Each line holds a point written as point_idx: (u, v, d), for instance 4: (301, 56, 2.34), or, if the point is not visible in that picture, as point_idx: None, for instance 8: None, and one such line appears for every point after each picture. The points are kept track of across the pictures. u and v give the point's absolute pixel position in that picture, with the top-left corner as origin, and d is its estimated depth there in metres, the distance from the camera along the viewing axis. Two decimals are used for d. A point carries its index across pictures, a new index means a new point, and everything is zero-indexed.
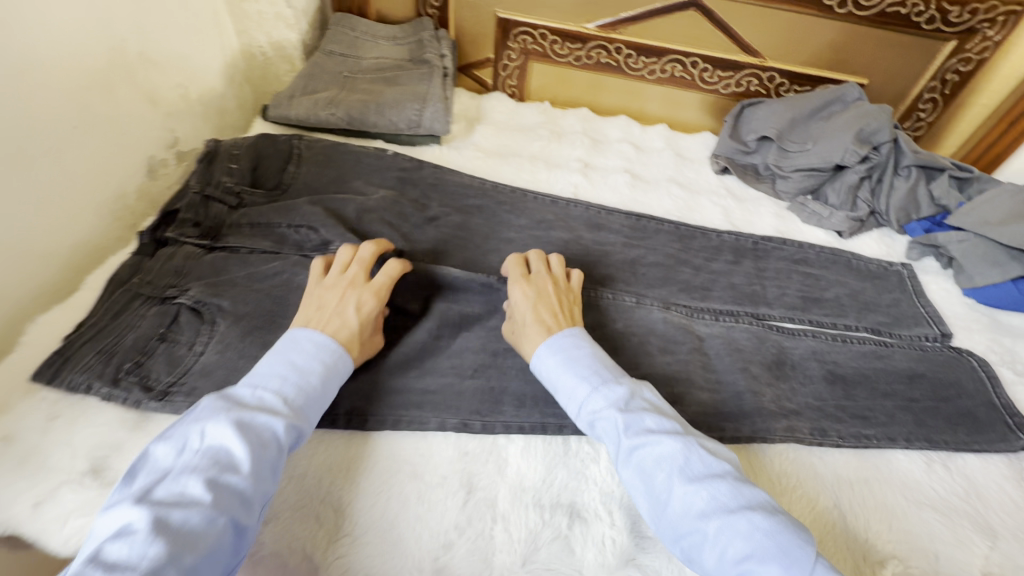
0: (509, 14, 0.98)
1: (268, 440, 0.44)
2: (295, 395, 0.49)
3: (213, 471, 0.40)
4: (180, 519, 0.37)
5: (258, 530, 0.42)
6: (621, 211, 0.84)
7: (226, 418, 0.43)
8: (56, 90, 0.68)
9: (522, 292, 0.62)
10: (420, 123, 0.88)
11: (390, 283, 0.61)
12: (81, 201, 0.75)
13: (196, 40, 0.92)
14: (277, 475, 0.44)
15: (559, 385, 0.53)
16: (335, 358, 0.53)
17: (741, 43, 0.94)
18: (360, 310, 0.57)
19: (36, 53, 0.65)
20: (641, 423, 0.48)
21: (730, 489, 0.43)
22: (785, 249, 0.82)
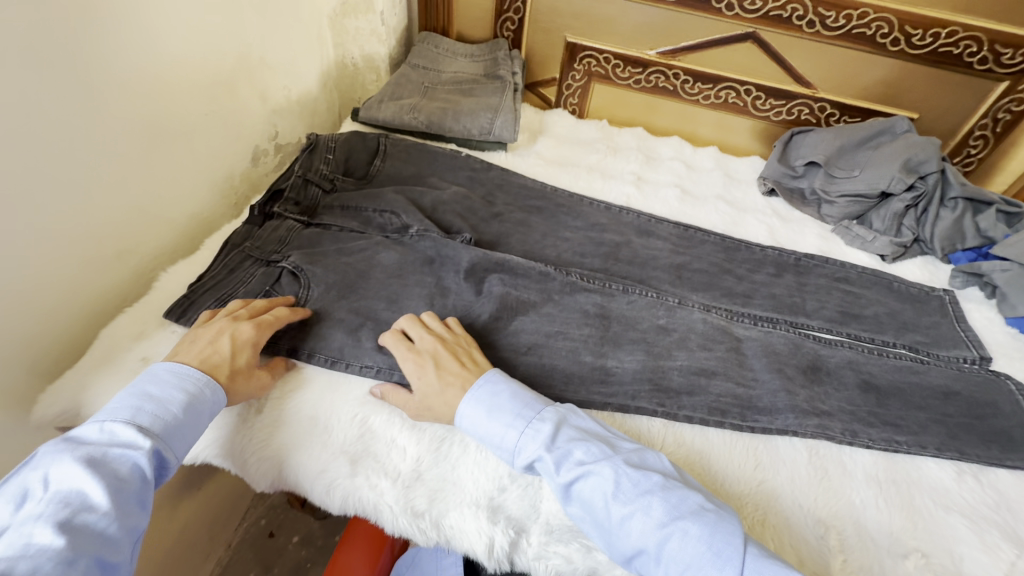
0: (577, 39, 1.07)
1: (126, 474, 0.45)
2: (152, 423, 0.50)
3: (65, 515, 0.41)
4: (30, 567, 0.37)
5: (130, 563, 0.43)
6: (670, 221, 0.91)
7: (72, 460, 0.44)
8: (190, 84, 0.81)
9: (420, 365, 0.59)
10: (491, 130, 0.97)
11: (275, 318, 0.63)
12: (201, 181, 0.88)
13: (304, 50, 1.05)
14: (144, 504, 0.46)
15: (488, 436, 0.55)
16: (200, 384, 0.54)
17: (794, 74, 1.00)
18: (235, 340, 0.59)
19: (181, 54, 0.78)
20: (571, 458, 0.52)
21: (661, 504, 0.48)
22: (827, 267, 0.87)
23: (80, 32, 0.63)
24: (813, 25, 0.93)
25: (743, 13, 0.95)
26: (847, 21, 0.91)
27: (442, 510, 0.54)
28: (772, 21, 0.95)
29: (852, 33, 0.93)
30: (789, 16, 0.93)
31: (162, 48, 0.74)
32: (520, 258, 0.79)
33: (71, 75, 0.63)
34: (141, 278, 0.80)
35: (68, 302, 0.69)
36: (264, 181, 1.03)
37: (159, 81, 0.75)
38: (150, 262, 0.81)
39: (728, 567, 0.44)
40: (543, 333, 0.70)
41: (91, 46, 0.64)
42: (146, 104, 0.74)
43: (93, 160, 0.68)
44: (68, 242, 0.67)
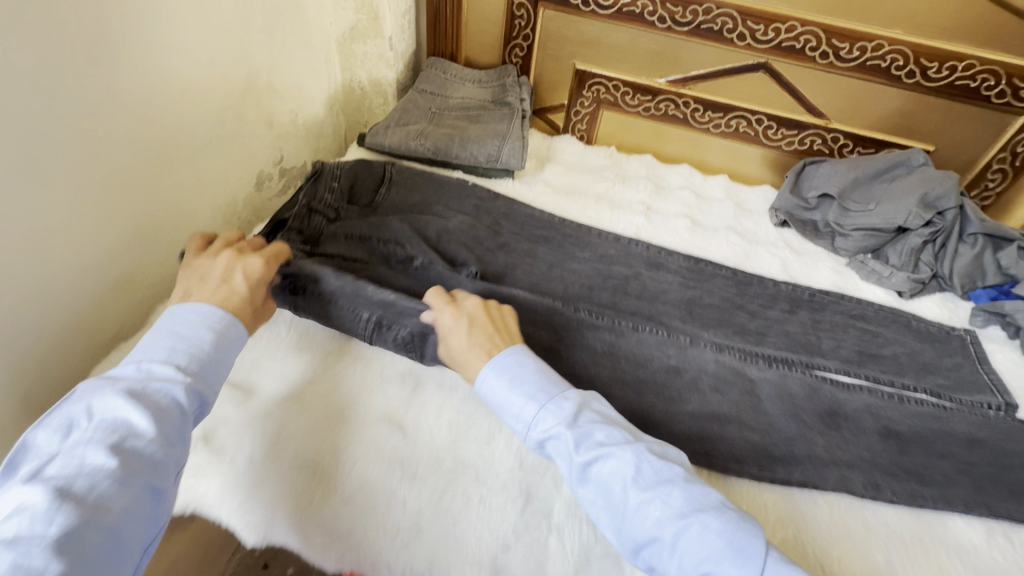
0: (586, 66, 1.06)
1: (166, 406, 0.48)
2: (188, 361, 0.52)
3: (113, 440, 0.44)
4: (85, 487, 0.41)
5: (175, 490, 0.47)
6: (680, 253, 0.88)
7: (114, 393, 0.47)
8: (196, 107, 0.80)
9: (454, 317, 0.62)
10: (498, 158, 0.96)
11: (276, 255, 0.67)
12: (205, 206, 0.86)
13: (311, 74, 1.04)
14: (184, 434, 0.48)
15: (507, 407, 0.56)
16: (224, 322, 0.56)
17: (808, 104, 0.98)
18: (247, 275, 0.62)
19: (188, 77, 0.77)
20: (592, 438, 0.52)
21: (682, 495, 0.48)
22: (843, 304, 0.84)
23: (86, 61, 0.62)
24: (826, 56, 0.92)
25: (755, 44, 0.94)
26: (861, 53, 0.90)
27: (443, 570, 0.52)
28: (785, 52, 0.93)
29: (867, 65, 0.91)
30: (802, 47, 0.92)
31: (171, 75, 0.74)
32: (527, 292, 0.77)
33: (78, 105, 0.62)
34: (141, 307, 0.79)
35: (64, 336, 0.68)
36: (268, 206, 1.02)
37: (168, 107, 0.75)
38: (149, 290, 0.80)
39: (748, 565, 0.44)
40: None
41: (102, 71, 0.64)
42: (153, 131, 0.73)
43: (93, 189, 0.67)
44: (66, 271, 0.66)
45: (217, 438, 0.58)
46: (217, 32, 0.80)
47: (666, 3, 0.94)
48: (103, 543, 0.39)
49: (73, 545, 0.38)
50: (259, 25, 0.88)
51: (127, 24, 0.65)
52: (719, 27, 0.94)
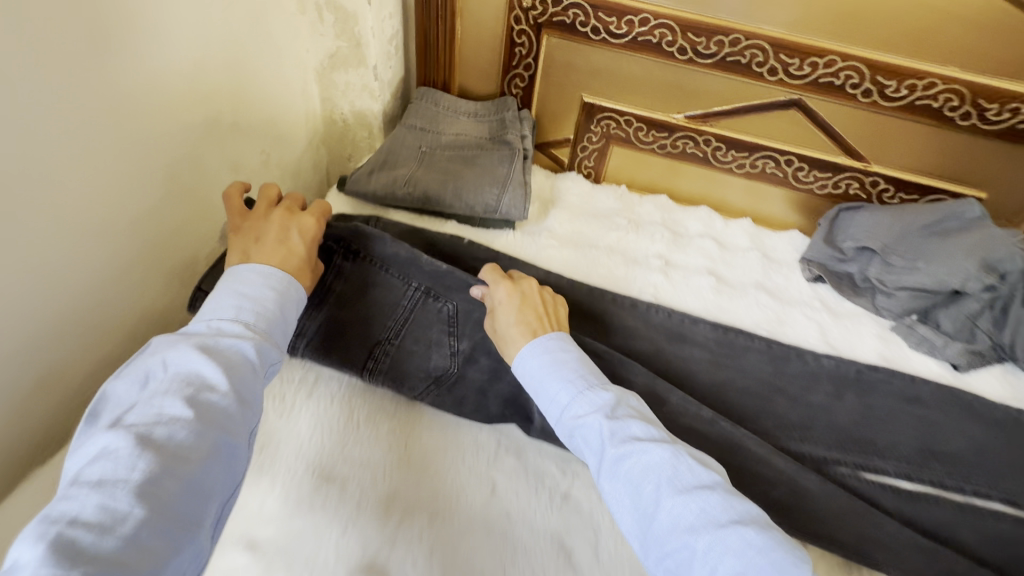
0: (595, 99, 0.95)
1: (236, 362, 0.50)
2: (254, 321, 0.55)
3: (190, 392, 0.46)
4: (164, 436, 0.43)
5: (248, 444, 0.49)
6: (706, 321, 0.78)
7: (188, 348, 0.49)
8: (158, 155, 0.70)
9: (508, 293, 0.66)
10: (497, 208, 0.84)
11: (321, 212, 0.71)
12: (152, 272, 0.75)
13: (285, 107, 0.92)
14: (254, 390, 0.51)
15: (544, 389, 0.58)
16: (284, 281, 0.60)
17: (845, 145, 0.87)
18: (302, 233, 0.67)
19: (154, 120, 0.68)
20: (628, 431, 0.51)
21: (719, 503, 0.45)
22: (894, 382, 0.74)
23: (48, 106, 0.55)
24: (869, 94, 0.81)
25: (788, 79, 0.83)
26: (910, 92, 0.79)
27: None
28: (822, 88, 0.82)
29: (915, 105, 0.80)
30: (842, 84, 0.81)
31: (106, 132, 0.62)
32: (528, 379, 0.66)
33: (57, 142, 0.57)
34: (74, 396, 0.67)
35: None
36: None
37: (104, 167, 0.63)
38: (81, 376, 0.68)
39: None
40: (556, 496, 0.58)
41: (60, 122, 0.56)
42: (80, 200, 0.61)
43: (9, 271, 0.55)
44: None
45: None
46: (168, 75, 0.68)
47: (688, 32, 0.82)
48: (182, 492, 0.41)
49: (154, 492, 0.40)
50: (223, 61, 0.76)
51: (74, 67, 0.56)
52: (747, 61, 0.83)
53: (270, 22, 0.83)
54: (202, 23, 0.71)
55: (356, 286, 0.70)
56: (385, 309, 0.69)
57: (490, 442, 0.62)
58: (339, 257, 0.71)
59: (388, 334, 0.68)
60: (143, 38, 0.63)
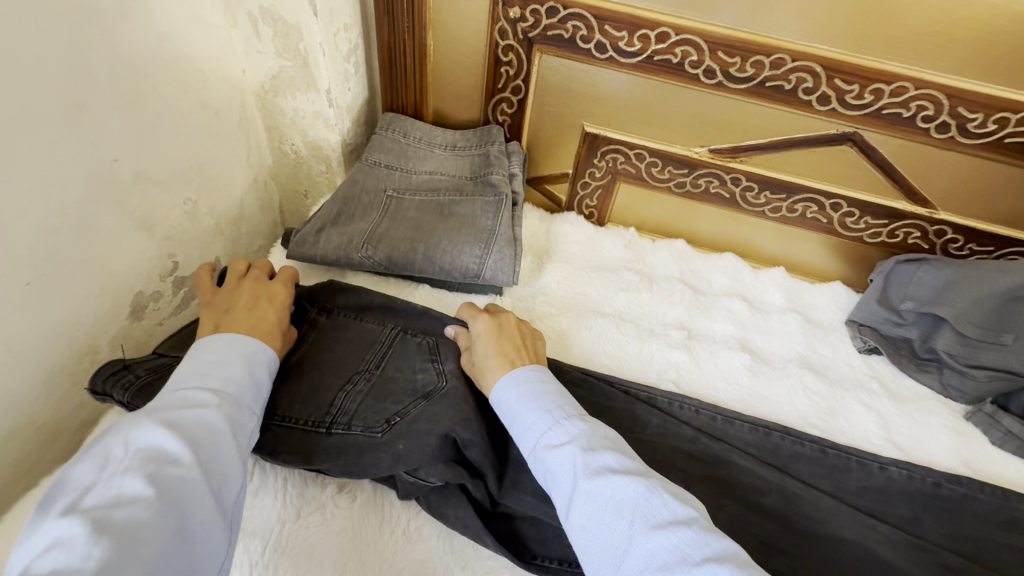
0: (599, 129, 0.78)
1: (205, 432, 0.41)
2: (224, 385, 0.46)
3: (152, 467, 0.37)
4: (124, 519, 0.34)
5: (223, 525, 0.39)
6: (742, 417, 0.62)
7: (149, 419, 0.40)
8: (39, 218, 0.53)
9: (484, 325, 0.59)
10: (480, 273, 0.68)
11: (293, 278, 0.63)
12: (24, 377, 0.55)
13: (216, 142, 0.75)
14: (230, 461, 0.42)
15: (515, 418, 0.50)
16: (253, 348, 0.50)
17: (907, 188, 0.71)
18: (275, 302, 0.57)
19: (57, 159, 0.53)
20: (601, 462, 0.44)
21: (694, 538, 0.38)
22: (981, 499, 0.58)
23: None
24: (945, 129, 0.65)
25: (843, 109, 0.66)
26: (997, 127, 0.63)
27: None
28: (884, 121, 0.66)
29: (1002, 143, 0.64)
30: (911, 116, 0.65)
31: None
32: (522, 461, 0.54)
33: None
34: None
35: None
36: (156, 334, 0.72)
37: None
38: None
39: None
40: None
41: None
42: None
43: None
44: None
45: None
46: (31, 121, 0.50)
47: (718, 51, 0.66)
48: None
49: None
50: (118, 93, 0.58)
51: None
52: (791, 86, 0.66)
53: (187, 39, 0.66)
54: (80, 48, 0.53)
55: (331, 325, 0.61)
56: (363, 338, 0.60)
57: None
58: (313, 312, 0.62)
59: (367, 364, 0.58)
60: None
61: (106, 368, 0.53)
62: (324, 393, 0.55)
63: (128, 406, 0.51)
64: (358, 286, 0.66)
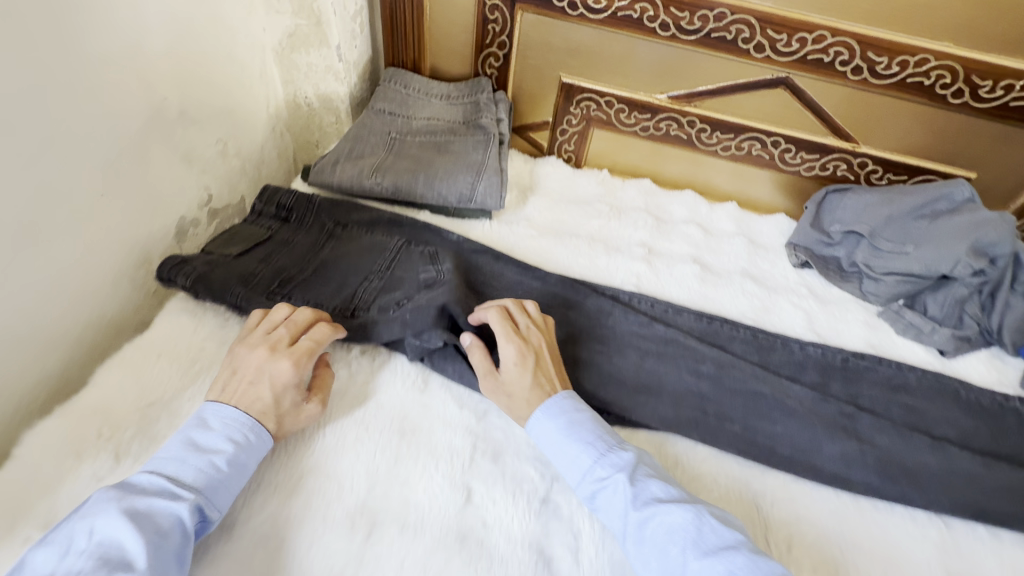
0: (574, 79, 0.90)
1: (168, 530, 0.43)
2: (196, 478, 0.46)
3: (101, 573, 0.39)
4: None
5: None
6: (689, 310, 0.75)
7: (115, 512, 0.42)
8: (110, 141, 0.64)
9: (517, 354, 0.58)
10: (472, 197, 0.80)
11: (311, 349, 0.56)
12: (100, 273, 0.67)
13: (242, 92, 0.86)
14: (182, 561, 0.43)
15: (561, 452, 0.54)
16: (246, 433, 0.50)
17: (833, 126, 0.84)
18: (276, 383, 0.53)
19: (122, 91, 0.65)
20: (649, 492, 0.49)
21: (745, 560, 0.43)
22: (881, 370, 0.72)
23: (43, 59, 0.54)
24: (859, 72, 0.78)
25: (776, 56, 0.79)
26: (900, 69, 0.76)
27: None
28: (809, 66, 0.79)
29: (905, 82, 0.77)
30: (831, 61, 0.78)
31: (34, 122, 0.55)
32: None
33: (74, 84, 0.59)
34: (24, 413, 0.60)
35: None
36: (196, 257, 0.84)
37: (37, 162, 0.56)
38: (28, 395, 0.60)
39: None
40: (538, 500, 0.55)
41: (59, 60, 0.56)
42: (7, 200, 0.54)
43: None
44: None
45: None
46: (102, 57, 0.61)
47: (670, 7, 0.78)
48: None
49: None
50: (165, 43, 0.70)
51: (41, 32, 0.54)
52: (732, 37, 0.79)
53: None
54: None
55: (347, 236, 0.74)
56: (375, 247, 0.73)
57: (466, 446, 0.58)
58: (331, 224, 0.75)
59: (378, 265, 0.70)
60: (75, 18, 0.57)
61: (168, 261, 0.64)
62: (345, 286, 0.67)
63: (191, 290, 0.63)
64: (369, 207, 0.79)
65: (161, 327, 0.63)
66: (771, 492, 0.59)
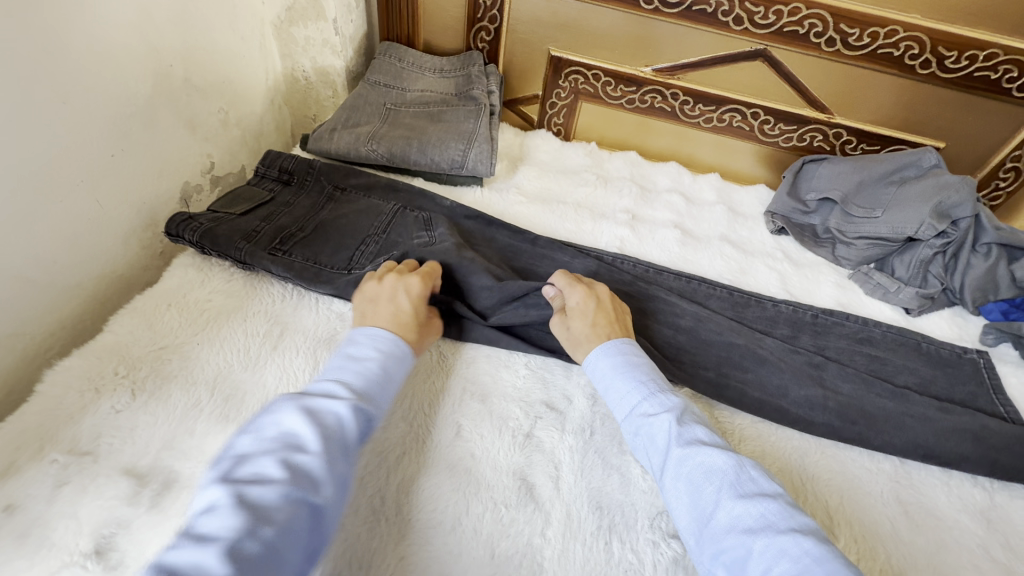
0: (562, 53, 0.94)
1: (335, 424, 0.44)
2: (355, 379, 0.49)
3: (286, 452, 0.40)
4: (257, 496, 0.37)
5: (338, 513, 0.41)
6: (669, 271, 0.79)
7: (291, 405, 0.44)
8: (120, 98, 0.67)
9: (582, 297, 0.64)
10: (464, 163, 0.84)
11: (430, 274, 0.66)
12: (111, 232, 0.71)
13: (243, 64, 0.90)
14: (350, 454, 0.44)
15: (612, 386, 0.55)
16: (391, 345, 0.54)
17: (809, 98, 0.88)
18: (410, 296, 0.61)
19: (130, 52, 0.68)
20: (694, 434, 0.49)
21: (780, 509, 0.42)
22: (847, 325, 0.76)
23: (57, 20, 0.58)
24: (832, 43, 0.81)
25: (754, 29, 0.83)
26: (872, 40, 0.80)
27: None
28: (786, 38, 0.83)
29: (876, 53, 0.81)
30: (806, 33, 0.81)
31: (49, 80, 0.58)
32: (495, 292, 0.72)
33: (89, 44, 0.62)
34: (42, 359, 0.64)
35: None
36: None
37: (52, 119, 0.59)
38: (43, 344, 0.64)
39: None
40: (522, 435, 0.59)
41: (70, 19, 0.59)
42: (25, 154, 0.57)
43: None
44: None
45: (118, 551, 0.44)
46: (113, 22, 0.64)
47: None
48: (264, 558, 0.34)
49: (242, 556, 0.33)
50: (171, 10, 0.73)
51: None
52: (712, 9, 0.82)
53: None
54: None
55: (344, 199, 0.78)
56: (371, 211, 0.77)
57: (456, 388, 0.62)
58: (330, 187, 0.79)
59: (374, 230, 0.74)
60: None
61: (176, 217, 0.68)
62: (343, 246, 0.71)
63: (199, 245, 0.67)
64: (365, 173, 0.83)
65: (170, 280, 0.67)
66: (740, 429, 0.63)
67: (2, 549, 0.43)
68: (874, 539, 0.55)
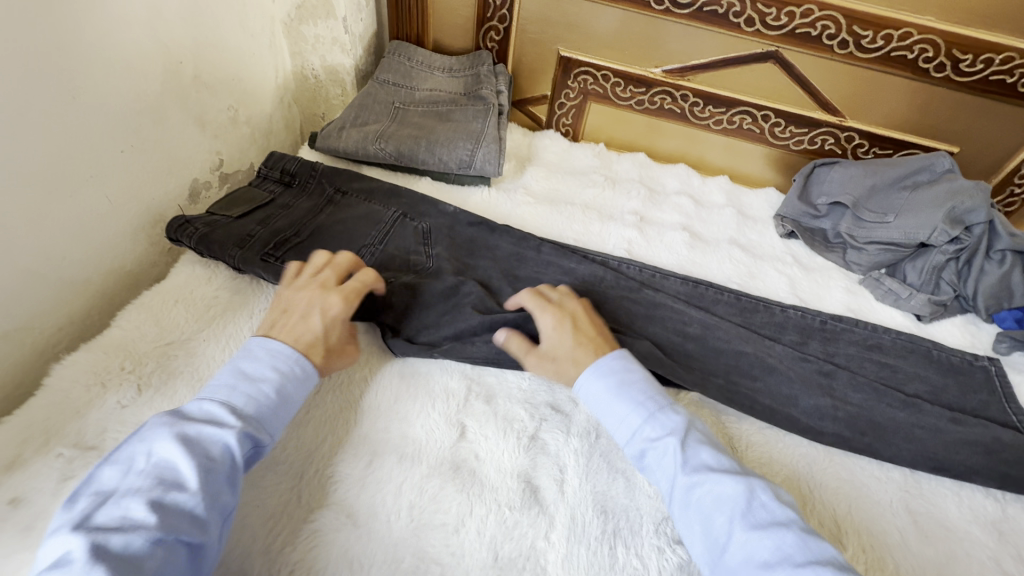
0: (571, 53, 0.93)
1: (217, 455, 0.43)
2: (245, 404, 0.47)
3: (157, 492, 0.39)
4: (121, 544, 0.35)
5: (219, 548, 0.41)
6: (676, 275, 0.79)
7: (168, 435, 0.42)
8: (127, 97, 0.68)
9: (556, 320, 0.62)
10: (471, 163, 0.84)
11: (358, 292, 0.61)
12: (119, 228, 0.71)
13: (252, 62, 0.90)
14: (236, 485, 0.43)
15: (609, 410, 0.54)
16: (288, 364, 0.51)
17: (822, 101, 0.88)
18: (327, 315, 0.57)
19: (140, 50, 0.68)
20: (699, 459, 0.48)
21: (796, 540, 0.42)
22: (857, 332, 0.75)
23: (68, 18, 0.58)
24: (845, 46, 0.81)
25: (766, 30, 0.82)
26: (885, 42, 0.79)
27: None
28: (798, 39, 0.82)
29: (889, 56, 0.80)
30: (818, 35, 0.80)
31: (61, 76, 0.58)
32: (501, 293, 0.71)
33: (100, 41, 0.62)
34: (50, 353, 0.64)
35: None
36: None
37: (62, 115, 0.60)
38: (51, 338, 0.64)
39: None
40: (527, 437, 0.59)
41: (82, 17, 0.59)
42: (35, 149, 0.57)
43: None
44: None
45: None
46: (124, 19, 0.65)
47: None
48: None
49: None
50: (180, 8, 0.73)
51: None
52: (723, 10, 0.82)
53: None
54: None
55: (344, 203, 0.78)
56: (370, 217, 0.77)
57: (460, 387, 0.62)
58: (330, 190, 0.79)
59: (371, 241, 0.74)
60: None
61: (173, 221, 0.68)
62: None
63: (196, 250, 0.67)
64: (371, 175, 0.83)
65: (177, 276, 0.67)
66: (746, 436, 0.63)
67: (6, 542, 0.43)
68: (883, 549, 0.54)
